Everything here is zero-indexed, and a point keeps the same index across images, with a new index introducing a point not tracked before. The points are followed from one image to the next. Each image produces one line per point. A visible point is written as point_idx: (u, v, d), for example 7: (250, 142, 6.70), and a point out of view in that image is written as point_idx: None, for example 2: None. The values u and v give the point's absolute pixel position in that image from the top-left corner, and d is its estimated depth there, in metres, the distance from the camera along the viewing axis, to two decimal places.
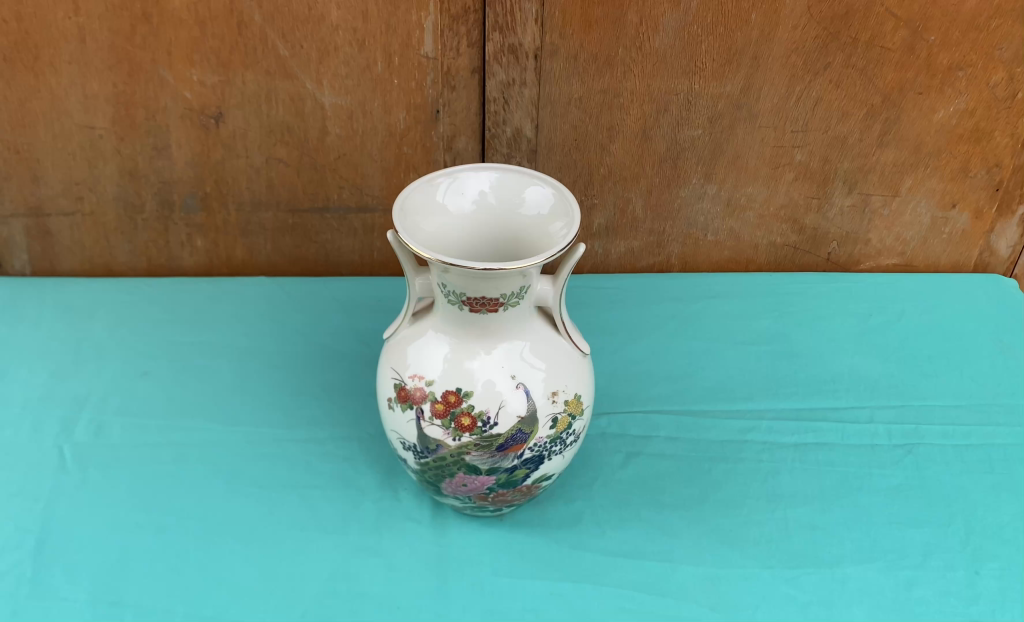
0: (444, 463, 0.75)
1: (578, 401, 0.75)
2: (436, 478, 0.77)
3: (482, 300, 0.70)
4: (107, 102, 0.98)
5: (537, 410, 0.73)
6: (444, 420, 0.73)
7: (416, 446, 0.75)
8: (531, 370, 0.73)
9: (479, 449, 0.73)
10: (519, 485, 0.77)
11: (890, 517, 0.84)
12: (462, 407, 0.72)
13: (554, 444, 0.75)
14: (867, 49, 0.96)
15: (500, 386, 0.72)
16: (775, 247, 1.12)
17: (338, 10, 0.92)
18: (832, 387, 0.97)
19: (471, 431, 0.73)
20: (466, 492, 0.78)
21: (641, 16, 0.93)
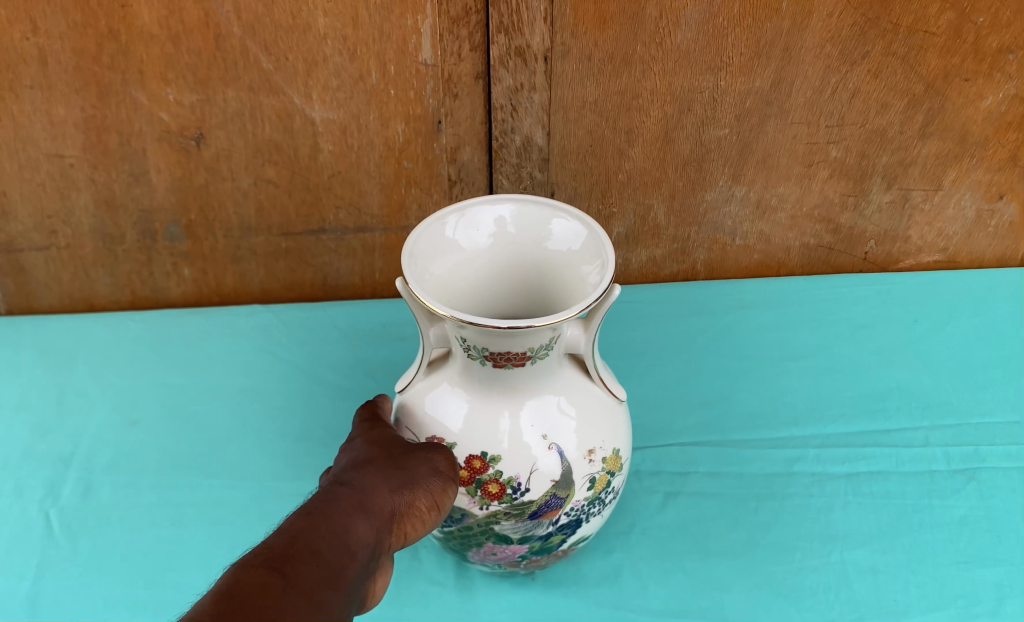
0: (471, 532, 0.67)
1: (616, 456, 0.67)
2: (461, 545, 0.69)
3: (507, 355, 0.60)
4: (76, 128, 0.90)
5: (573, 471, 0.64)
6: (470, 487, 0.64)
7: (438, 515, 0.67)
8: (565, 428, 0.64)
9: (510, 518, 0.65)
10: (555, 549, 0.69)
11: (957, 555, 0.75)
12: (489, 473, 0.64)
13: (592, 506, 0.67)
14: (909, 34, 0.87)
15: (530, 449, 0.63)
16: (807, 248, 1.05)
17: (325, 17, 0.83)
18: (883, 406, 0.90)
19: (500, 499, 0.64)
20: (495, 559, 0.70)
21: (661, 10, 0.84)
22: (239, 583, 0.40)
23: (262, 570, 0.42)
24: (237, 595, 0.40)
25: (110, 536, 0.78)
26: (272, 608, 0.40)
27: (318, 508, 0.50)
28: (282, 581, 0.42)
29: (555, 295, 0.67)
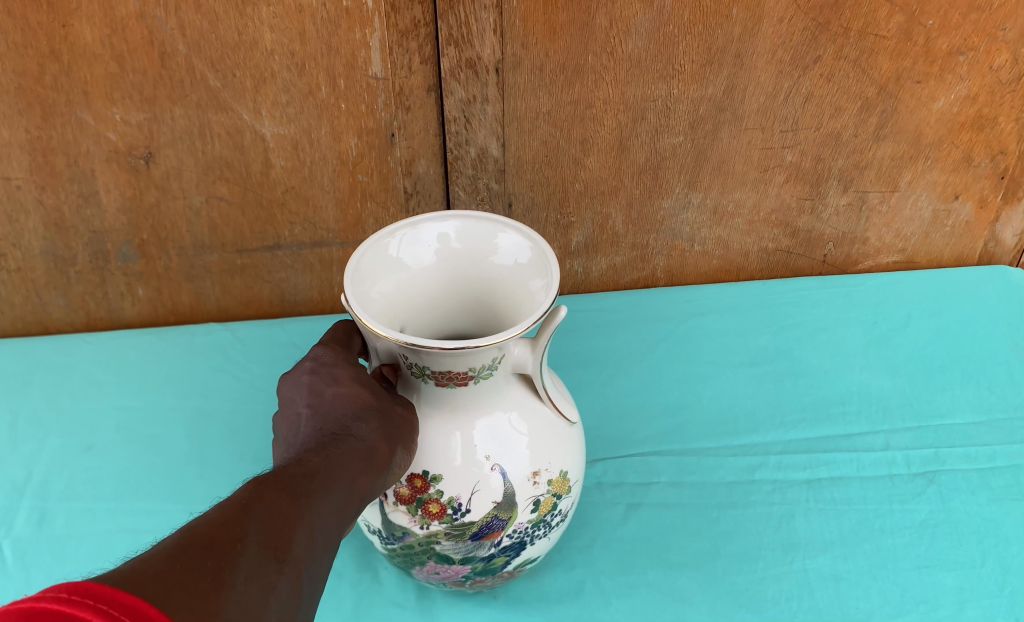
0: (413, 550, 0.66)
1: (564, 479, 0.66)
2: (406, 563, 0.69)
3: (449, 374, 0.59)
4: (22, 150, 0.88)
5: (516, 493, 0.63)
6: (411, 506, 0.63)
7: (381, 532, 0.66)
8: (510, 450, 0.63)
9: (451, 538, 0.64)
10: (500, 570, 0.69)
11: (918, 560, 0.75)
12: (430, 493, 0.63)
13: (536, 528, 0.66)
14: (860, 38, 0.87)
15: (472, 468, 0.62)
16: (766, 253, 1.05)
17: (271, 33, 0.82)
18: (841, 410, 0.90)
19: (440, 518, 0.63)
20: (440, 579, 0.69)
21: (611, 19, 0.83)
22: (260, 500, 0.41)
23: (278, 491, 0.42)
24: (262, 513, 0.40)
25: (66, 565, 0.76)
26: (288, 534, 0.41)
27: (323, 445, 0.49)
28: (297, 510, 0.42)
29: (508, 311, 0.66)
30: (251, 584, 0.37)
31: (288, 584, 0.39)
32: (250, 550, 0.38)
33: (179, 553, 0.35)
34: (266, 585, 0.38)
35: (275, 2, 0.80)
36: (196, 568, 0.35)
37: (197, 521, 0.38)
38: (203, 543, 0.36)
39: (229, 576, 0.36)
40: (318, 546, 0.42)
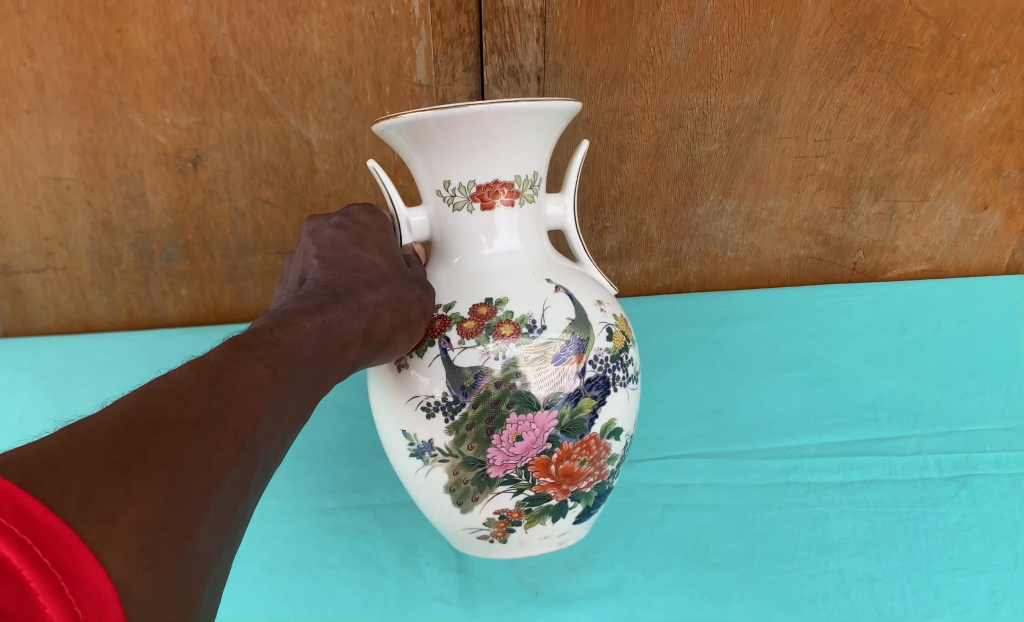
0: (489, 406, 0.56)
1: (623, 322, 0.63)
2: (482, 445, 0.57)
3: (494, 185, 0.60)
4: (73, 151, 0.92)
5: (585, 314, 0.60)
6: (482, 336, 0.57)
7: (449, 397, 0.57)
8: (568, 282, 0.62)
9: (531, 365, 0.56)
10: (587, 433, 0.58)
11: (952, 562, 0.73)
12: (500, 315, 0.58)
13: (616, 365, 0.60)
14: (895, 50, 0.90)
15: (536, 290, 0.59)
16: (797, 260, 1.06)
17: (321, 40, 0.84)
18: (873, 416, 0.92)
19: (518, 339, 0.57)
20: (522, 461, 0.57)
21: (651, 29, 0.85)
22: (232, 372, 0.37)
23: (256, 359, 0.39)
24: (232, 391, 0.36)
25: None
26: (254, 415, 0.37)
27: (321, 306, 0.48)
28: (266, 393, 0.38)
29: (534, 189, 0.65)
30: (198, 473, 0.32)
31: (241, 472, 0.35)
32: (206, 433, 0.34)
33: (122, 436, 0.30)
34: (214, 477, 0.33)
35: (325, 10, 0.83)
36: (132, 458, 0.30)
37: (156, 389, 0.34)
38: (151, 423, 0.32)
39: (174, 468, 0.31)
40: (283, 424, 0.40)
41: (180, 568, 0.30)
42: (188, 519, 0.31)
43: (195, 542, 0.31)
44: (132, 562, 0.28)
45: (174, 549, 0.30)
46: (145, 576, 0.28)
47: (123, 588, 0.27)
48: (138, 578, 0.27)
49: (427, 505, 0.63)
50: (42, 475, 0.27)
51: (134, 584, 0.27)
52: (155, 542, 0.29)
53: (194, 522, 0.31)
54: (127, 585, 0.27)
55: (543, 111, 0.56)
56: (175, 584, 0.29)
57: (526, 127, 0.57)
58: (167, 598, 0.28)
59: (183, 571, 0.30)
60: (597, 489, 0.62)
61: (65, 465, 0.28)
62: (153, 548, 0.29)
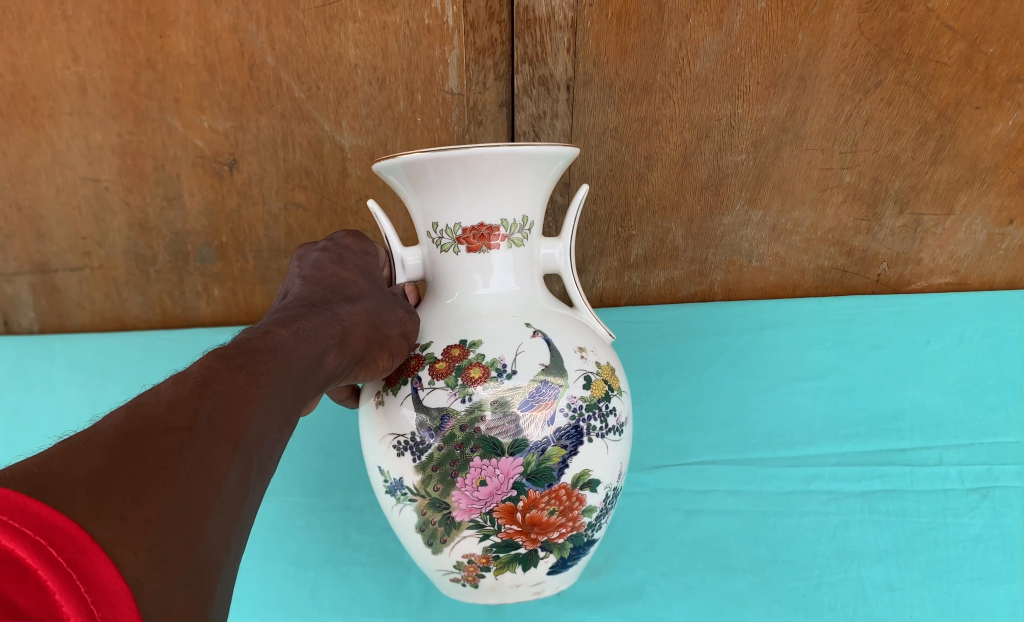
0: (453, 448, 0.56)
1: (611, 370, 0.62)
2: (446, 489, 0.57)
3: (478, 229, 0.61)
4: (112, 153, 0.94)
5: (563, 360, 0.59)
6: (449, 379, 0.58)
7: (417, 436, 0.58)
8: (548, 327, 0.62)
9: (497, 410, 0.56)
10: (554, 485, 0.57)
11: (971, 573, 0.74)
12: (469, 358, 0.59)
13: (592, 415, 0.58)
14: (921, 64, 0.91)
15: (513, 334, 0.60)
16: (821, 271, 1.06)
17: (356, 48, 0.86)
18: (896, 428, 0.97)
19: (484, 383, 0.57)
20: (485, 507, 0.57)
21: (680, 41, 0.87)
22: (217, 379, 0.38)
23: (236, 364, 0.41)
24: (218, 395, 0.37)
25: None
26: (242, 419, 0.38)
27: (298, 317, 0.50)
28: (253, 392, 0.40)
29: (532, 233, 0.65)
30: (197, 475, 0.33)
31: (238, 473, 0.36)
32: (199, 436, 0.35)
33: (118, 446, 0.31)
34: (212, 480, 0.34)
35: (361, 20, 0.85)
36: (131, 463, 0.31)
37: (146, 402, 0.34)
38: (145, 431, 0.33)
39: (174, 471, 0.32)
40: (271, 427, 0.41)
41: (190, 565, 0.31)
42: (192, 520, 0.32)
43: (203, 541, 0.32)
44: (143, 560, 0.28)
45: (182, 547, 0.31)
46: (156, 572, 0.29)
47: (136, 584, 0.28)
48: (149, 575, 0.28)
49: (410, 546, 0.64)
50: (50, 486, 0.28)
51: (146, 581, 0.28)
52: (164, 541, 0.30)
53: (199, 521, 0.32)
54: (140, 582, 0.28)
55: (524, 160, 0.57)
56: (188, 579, 0.30)
57: (508, 173, 0.58)
58: (180, 592, 0.29)
59: (193, 568, 0.31)
60: (572, 540, 0.61)
61: (69, 472, 0.29)
62: (163, 546, 0.30)
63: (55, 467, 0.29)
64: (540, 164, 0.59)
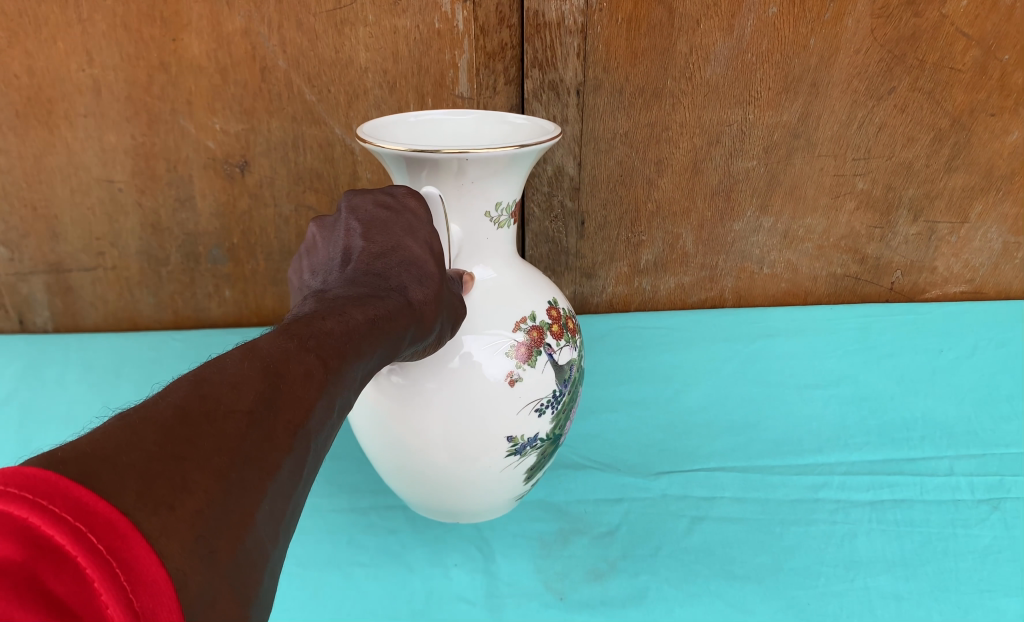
0: (576, 388, 0.61)
1: None
2: (566, 424, 0.61)
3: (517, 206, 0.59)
4: (126, 154, 0.95)
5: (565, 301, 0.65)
6: (568, 335, 0.60)
7: (557, 391, 0.58)
8: (542, 291, 0.61)
9: (582, 345, 0.63)
10: None
11: (981, 585, 0.69)
12: (563, 312, 0.61)
13: None
14: (935, 70, 0.90)
15: (549, 287, 0.62)
16: (834, 278, 1.09)
17: (367, 52, 0.87)
18: (907, 435, 0.89)
19: (576, 329, 0.62)
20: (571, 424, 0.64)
21: (691, 46, 0.86)
22: (282, 361, 0.32)
23: (305, 347, 0.34)
24: (286, 380, 0.32)
25: None
26: (306, 401, 0.32)
27: (373, 296, 0.41)
28: (324, 382, 0.34)
29: None
30: (253, 462, 0.28)
31: (294, 463, 0.31)
32: (260, 422, 0.29)
33: (176, 424, 0.27)
34: (267, 466, 0.29)
35: (372, 23, 0.85)
36: (187, 446, 0.27)
37: (210, 373, 0.30)
38: (204, 411, 0.28)
39: (231, 459, 0.28)
40: (332, 418, 0.35)
41: (237, 558, 0.26)
42: (244, 506, 0.27)
43: (252, 532, 0.27)
44: (189, 553, 0.24)
45: (232, 538, 0.26)
46: (201, 564, 0.25)
47: (179, 576, 0.24)
48: (192, 566, 0.24)
49: (444, 494, 0.61)
50: (93, 466, 0.24)
51: (191, 573, 0.24)
52: (212, 531, 0.26)
53: (249, 510, 0.27)
54: (184, 572, 0.24)
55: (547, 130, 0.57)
56: (234, 574, 0.26)
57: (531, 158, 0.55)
58: (226, 588, 0.25)
59: (242, 561, 0.26)
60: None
61: (119, 456, 0.25)
62: (209, 536, 0.25)
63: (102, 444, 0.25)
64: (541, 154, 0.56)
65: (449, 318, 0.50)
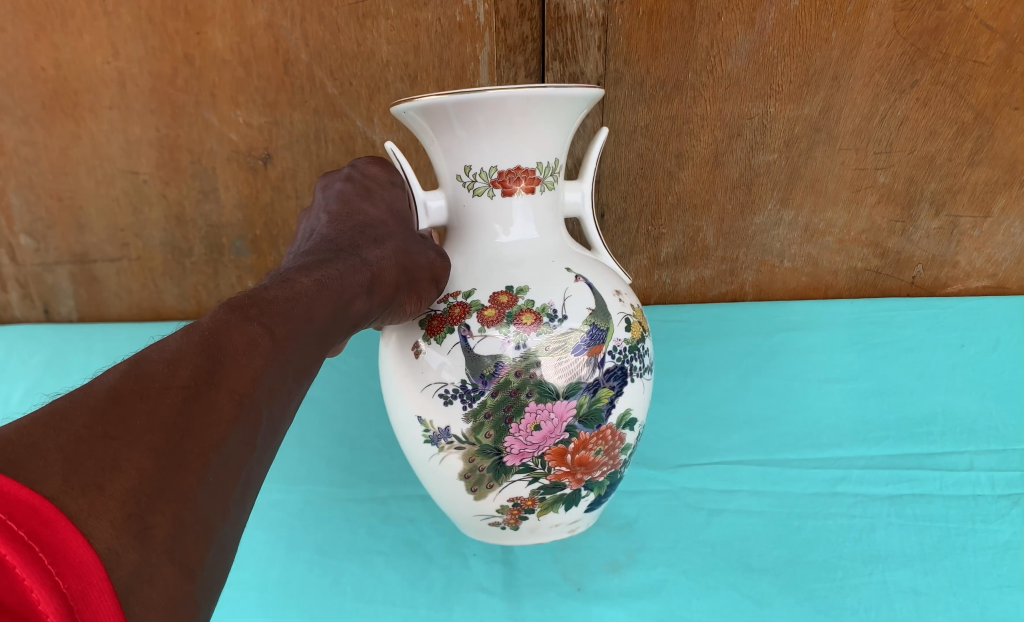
0: (507, 394, 0.54)
1: (642, 314, 0.61)
2: (497, 432, 0.55)
3: (516, 173, 0.57)
4: (150, 146, 0.97)
5: (607, 305, 0.58)
6: (500, 325, 0.55)
7: (466, 383, 0.55)
8: (553, 274, 0.58)
9: (553, 355, 0.54)
10: (604, 425, 0.56)
11: (1000, 580, 0.68)
12: (520, 305, 0.55)
13: (634, 356, 0.58)
14: (958, 63, 0.90)
15: (558, 278, 0.57)
16: (855, 272, 1.09)
17: (388, 45, 0.87)
18: (927, 431, 0.89)
19: (537, 330, 0.54)
20: (539, 446, 0.55)
21: (712, 39, 0.86)
22: (224, 333, 0.37)
23: (249, 317, 0.39)
24: (225, 348, 0.36)
25: None
26: (250, 368, 0.36)
27: (319, 270, 0.47)
28: (266, 344, 0.38)
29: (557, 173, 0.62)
30: (193, 435, 0.32)
31: (242, 431, 0.34)
32: (197, 395, 0.33)
33: (107, 408, 0.30)
34: (210, 441, 0.32)
35: (394, 17, 0.85)
36: (118, 428, 0.30)
37: (148, 358, 0.33)
38: (139, 391, 0.31)
39: (166, 439, 0.31)
40: (284, 381, 0.39)
41: (175, 533, 0.29)
42: (180, 482, 0.30)
43: (193, 505, 0.30)
44: (122, 532, 0.27)
45: (171, 511, 0.29)
46: (135, 542, 0.27)
47: (111, 557, 0.26)
48: (126, 543, 0.27)
49: (450, 501, 0.62)
50: (21, 457, 0.27)
51: (124, 552, 0.27)
52: (144, 507, 0.28)
53: (186, 485, 0.30)
54: (117, 551, 0.26)
55: (571, 97, 0.54)
56: (175, 545, 0.29)
57: (534, 116, 0.54)
58: (165, 560, 0.28)
59: (185, 529, 0.29)
60: (610, 478, 0.60)
61: (47, 442, 0.28)
62: (143, 513, 0.28)
63: (32, 434, 0.28)
64: (526, 106, 0.53)
65: (417, 276, 0.55)
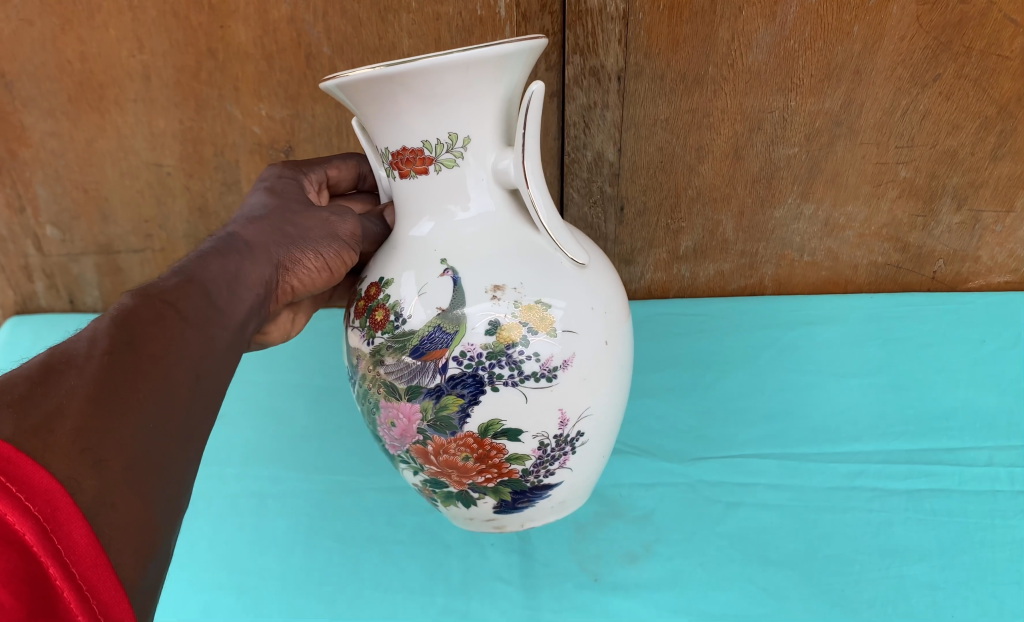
0: (368, 385, 0.59)
1: (538, 313, 0.54)
2: (371, 417, 0.61)
3: (405, 154, 0.56)
4: (175, 139, 0.98)
5: (467, 304, 0.54)
6: (364, 319, 0.59)
7: (351, 366, 0.62)
8: (424, 266, 0.56)
9: (393, 355, 0.56)
10: (460, 434, 0.56)
11: (1020, 576, 0.68)
12: (379, 300, 0.58)
13: (494, 364, 0.53)
14: (982, 57, 0.89)
15: (426, 271, 0.56)
16: (875, 266, 1.09)
17: (409, 38, 0.88)
18: (946, 426, 0.88)
19: (382, 329, 0.57)
20: (400, 440, 0.59)
21: (733, 33, 0.86)
22: (121, 328, 0.40)
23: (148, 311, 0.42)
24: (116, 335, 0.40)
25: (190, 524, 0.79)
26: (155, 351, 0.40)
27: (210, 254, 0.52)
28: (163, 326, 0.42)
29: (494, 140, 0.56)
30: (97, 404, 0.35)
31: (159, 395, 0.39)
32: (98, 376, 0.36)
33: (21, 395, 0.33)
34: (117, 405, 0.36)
35: (415, 10, 0.85)
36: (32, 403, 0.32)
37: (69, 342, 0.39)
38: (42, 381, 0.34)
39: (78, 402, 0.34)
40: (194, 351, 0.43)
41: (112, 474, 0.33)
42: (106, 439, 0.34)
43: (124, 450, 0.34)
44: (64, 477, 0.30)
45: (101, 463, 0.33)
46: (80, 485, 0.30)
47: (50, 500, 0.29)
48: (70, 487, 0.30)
49: None
50: None
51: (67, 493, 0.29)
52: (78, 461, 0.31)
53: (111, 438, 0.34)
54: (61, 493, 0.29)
55: (425, 71, 0.49)
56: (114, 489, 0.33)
57: (400, 93, 0.51)
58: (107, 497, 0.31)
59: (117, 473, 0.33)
60: (509, 485, 0.59)
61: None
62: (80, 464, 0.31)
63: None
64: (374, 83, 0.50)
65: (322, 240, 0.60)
